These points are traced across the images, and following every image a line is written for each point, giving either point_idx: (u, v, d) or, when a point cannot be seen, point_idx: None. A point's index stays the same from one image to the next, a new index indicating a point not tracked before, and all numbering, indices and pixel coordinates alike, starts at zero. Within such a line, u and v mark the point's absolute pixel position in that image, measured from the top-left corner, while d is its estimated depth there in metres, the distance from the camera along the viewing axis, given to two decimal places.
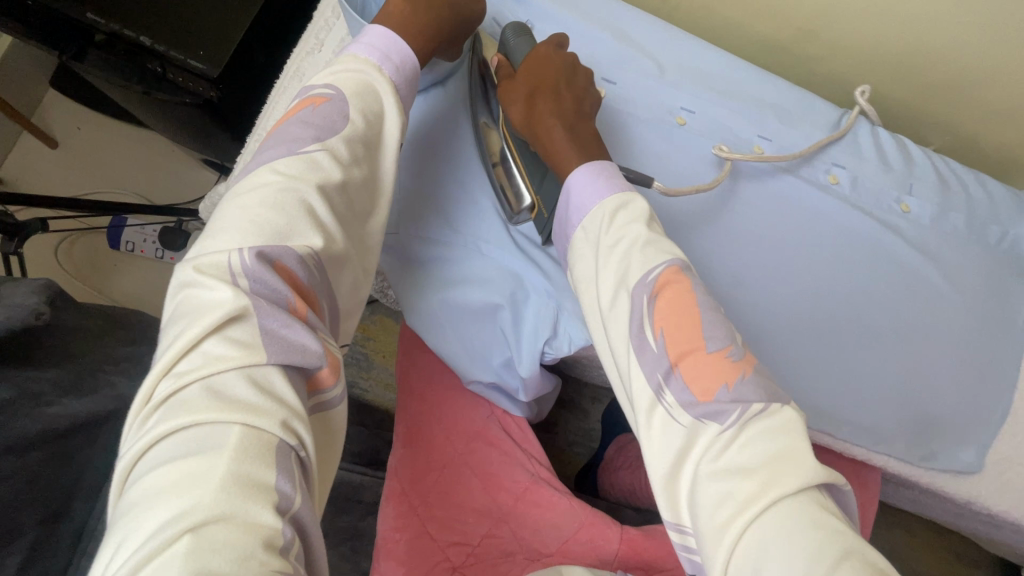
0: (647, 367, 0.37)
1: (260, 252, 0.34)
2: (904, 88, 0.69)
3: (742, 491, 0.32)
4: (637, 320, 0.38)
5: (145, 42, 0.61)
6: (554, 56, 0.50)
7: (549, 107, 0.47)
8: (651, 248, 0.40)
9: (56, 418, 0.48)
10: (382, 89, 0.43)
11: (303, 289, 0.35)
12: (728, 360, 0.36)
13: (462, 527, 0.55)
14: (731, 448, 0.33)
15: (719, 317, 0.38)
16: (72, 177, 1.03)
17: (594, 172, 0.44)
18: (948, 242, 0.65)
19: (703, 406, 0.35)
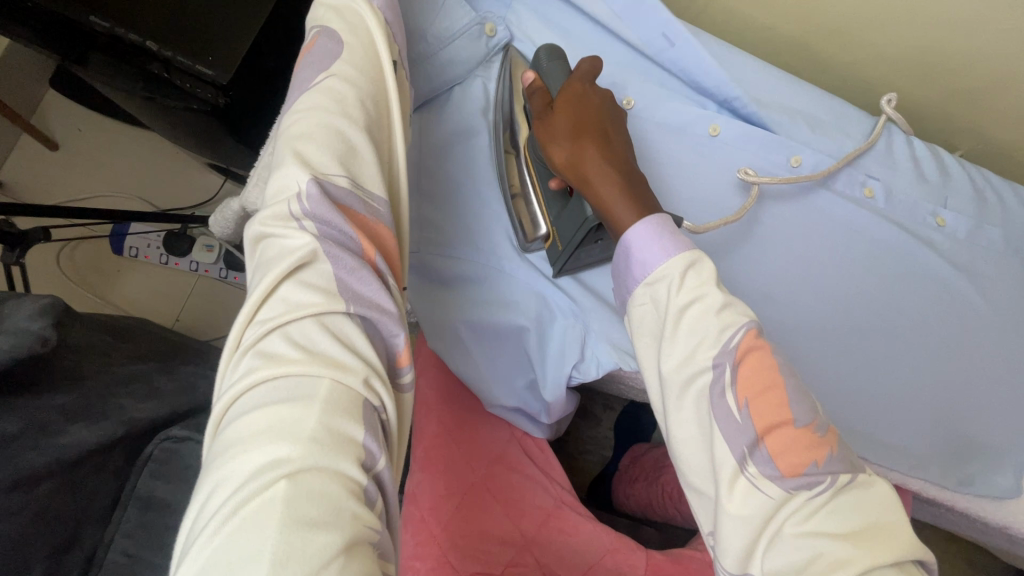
0: (728, 437, 0.34)
1: (324, 188, 0.31)
2: (941, 95, 0.66)
3: (833, 558, 0.31)
4: (717, 387, 0.36)
5: (150, 47, 0.58)
6: (595, 98, 0.45)
7: (590, 152, 0.43)
8: (726, 312, 0.37)
9: (67, 448, 0.46)
10: (366, 13, 0.39)
11: (365, 224, 0.32)
12: (816, 435, 0.34)
13: (485, 556, 0.52)
14: (820, 513, 0.32)
15: (801, 387, 0.36)
16: (73, 181, 1.00)
17: (657, 229, 0.40)
18: (986, 258, 0.62)
19: (790, 480, 0.33)
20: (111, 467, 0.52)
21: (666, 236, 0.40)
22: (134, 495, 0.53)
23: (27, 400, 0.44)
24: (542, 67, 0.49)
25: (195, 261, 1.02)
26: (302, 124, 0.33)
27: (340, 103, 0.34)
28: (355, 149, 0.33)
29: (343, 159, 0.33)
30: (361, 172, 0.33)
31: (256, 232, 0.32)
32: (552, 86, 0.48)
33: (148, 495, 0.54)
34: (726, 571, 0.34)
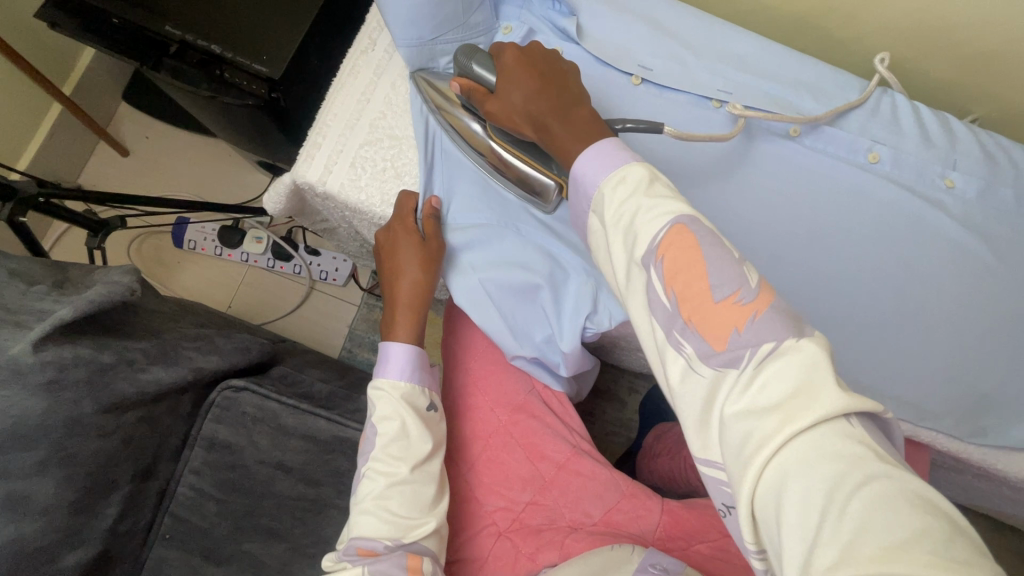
0: (661, 325, 0.36)
1: (350, 546, 0.49)
2: (947, 61, 0.68)
3: (761, 428, 0.29)
4: (650, 283, 0.37)
5: (215, 50, 0.67)
6: (525, 51, 0.50)
7: (531, 99, 0.48)
8: (655, 211, 0.37)
9: (150, 383, 0.53)
10: (403, 413, 0.53)
11: (391, 548, 0.49)
12: (738, 306, 0.33)
13: (508, 493, 0.57)
14: (754, 388, 0.31)
15: (732, 257, 0.35)
16: (141, 183, 1.13)
17: (596, 152, 0.42)
18: (998, 218, 0.63)
19: (719, 357, 0.33)
20: (181, 410, 0.59)
21: (605, 159, 0.42)
22: (200, 436, 0.60)
23: (120, 341, 0.52)
24: (464, 67, 0.53)
25: (245, 252, 1.12)
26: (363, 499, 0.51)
27: (375, 478, 0.51)
28: (385, 519, 0.50)
29: (386, 518, 0.50)
30: (392, 526, 0.49)
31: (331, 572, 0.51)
32: (483, 78, 0.51)
33: (212, 436, 0.60)
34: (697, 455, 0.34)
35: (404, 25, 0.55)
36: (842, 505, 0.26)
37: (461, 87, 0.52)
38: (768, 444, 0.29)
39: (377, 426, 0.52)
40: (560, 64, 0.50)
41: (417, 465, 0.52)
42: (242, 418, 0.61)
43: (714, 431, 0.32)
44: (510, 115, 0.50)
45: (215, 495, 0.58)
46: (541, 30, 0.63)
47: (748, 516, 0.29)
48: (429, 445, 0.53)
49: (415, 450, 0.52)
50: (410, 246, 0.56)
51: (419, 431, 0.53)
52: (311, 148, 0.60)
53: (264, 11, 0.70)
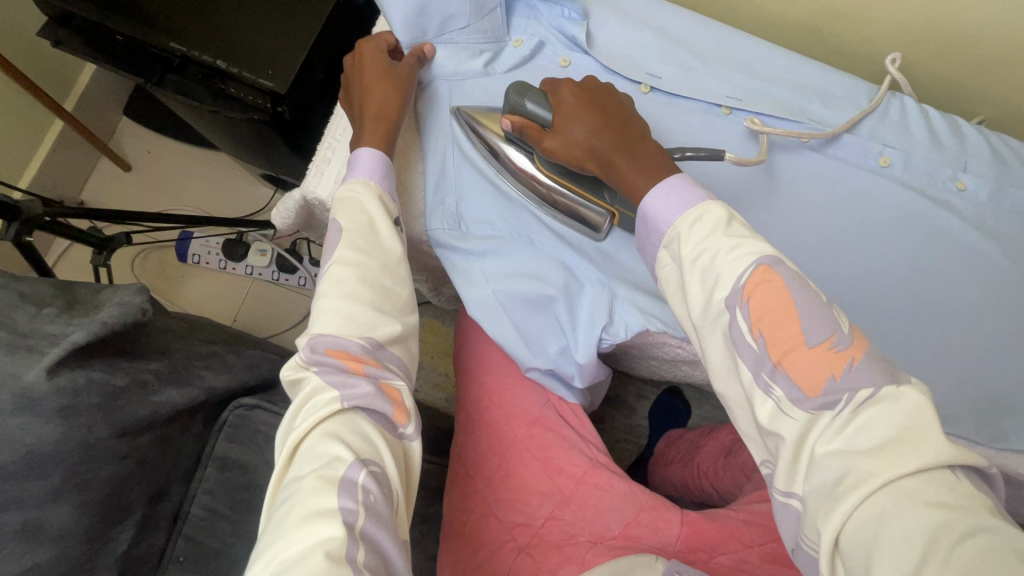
0: (749, 366, 0.38)
1: (316, 344, 0.46)
2: (954, 63, 0.68)
3: (859, 469, 0.32)
4: (735, 325, 0.38)
5: (220, 66, 0.67)
6: (580, 87, 0.51)
7: (593, 134, 0.48)
8: (735, 252, 0.39)
9: (162, 404, 0.52)
10: (374, 207, 0.52)
11: (367, 354, 0.46)
12: (834, 352, 0.35)
13: (526, 508, 0.56)
14: (848, 430, 0.33)
15: (821, 304, 0.37)
16: (144, 197, 1.12)
17: (668, 189, 0.44)
18: (1010, 220, 0.63)
19: (814, 401, 0.35)
20: (193, 431, 0.58)
21: (673, 199, 0.43)
22: (212, 456, 0.59)
23: (131, 363, 0.51)
24: (515, 105, 0.52)
25: (249, 265, 1.11)
26: (326, 310, 0.47)
27: (344, 273, 0.48)
28: (358, 324, 0.46)
29: (356, 316, 0.47)
30: (362, 323, 0.47)
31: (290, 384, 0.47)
32: (534, 114, 0.51)
33: (225, 456, 0.59)
34: (775, 486, 0.36)
35: (415, 18, 0.57)
36: (946, 549, 0.28)
37: (512, 124, 0.52)
38: (864, 485, 0.31)
39: (343, 223, 0.50)
40: (617, 98, 0.51)
41: (386, 263, 0.50)
42: (255, 437, 0.61)
43: (802, 469, 0.35)
44: (571, 151, 0.50)
45: (228, 515, 0.57)
46: (551, 41, 0.62)
47: (831, 546, 0.32)
48: (399, 247, 0.52)
49: (385, 252, 0.51)
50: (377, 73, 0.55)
51: (389, 230, 0.52)
52: (320, 162, 0.59)
53: (268, 25, 0.69)
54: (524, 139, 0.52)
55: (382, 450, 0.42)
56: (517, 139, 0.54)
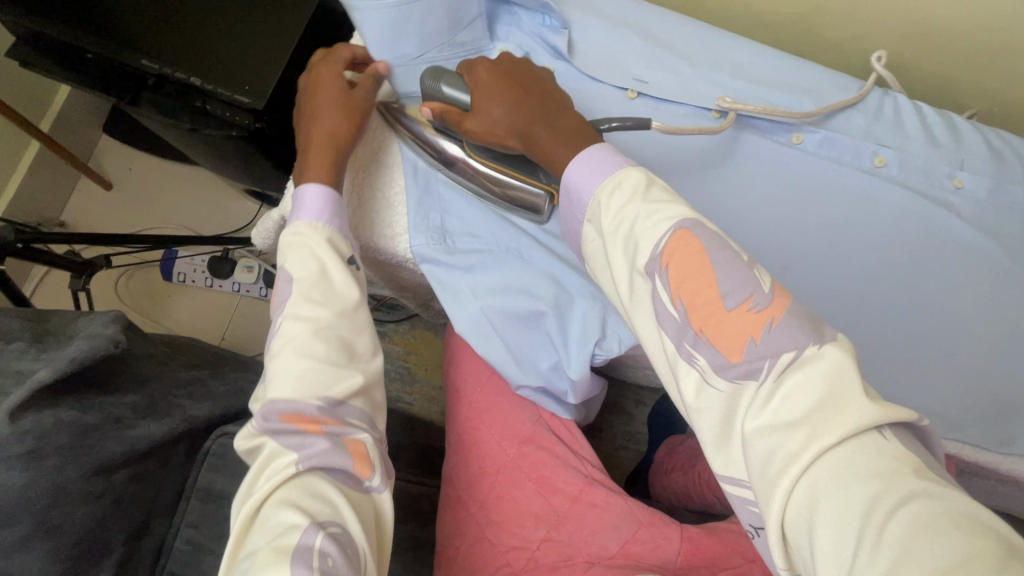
0: (671, 337, 0.37)
1: (269, 407, 0.44)
2: (947, 57, 0.66)
3: (791, 445, 0.30)
4: (656, 294, 0.38)
5: (194, 82, 0.65)
6: (496, 65, 0.50)
7: (514, 111, 0.47)
8: (653, 219, 0.39)
9: (138, 439, 0.50)
10: (325, 254, 0.48)
11: (324, 411, 0.44)
12: (753, 312, 0.34)
13: (521, 531, 0.55)
14: (774, 401, 0.32)
15: (739, 264, 0.36)
16: (126, 216, 1.10)
17: (588, 160, 0.44)
18: (1010, 216, 0.62)
19: (735, 368, 0.34)
20: (175, 462, 0.56)
21: (597, 167, 0.43)
22: (195, 487, 0.57)
23: (104, 398, 0.49)
24: (432, 90, 0.50)
25: (236, 282, 1.09)
26: (278, 369, 0.45)
27: (294, 329, 0.46)
28: (312, 379, 0.44)
29: (308, 373, 0.44)
30: (318, 380, 0.44)
31: (249, 450, 0.46)
32: (453, 99, 0.50)
33: (209, 487, 0.57)
34: (723, 474, 0.35)
35: (392, 46, 0.54)
36: (879, 527, 0.27)
37: (433, 111, 0.50)
38: (795, 462, 0.30)
39: (293, 273, 0.47)
40: (538, 73, 0.50)
41: (342, 313, 0.47)
42: (239, 466, 0.58)
43: (737, 449, 0.33)
44: (493, 130, 0.48)
45: (212, 548, 0.55)
46: (534, 50, 0.60)
47: (779, 539, 0.30)
48: (355, 295, 0.48)
49: (338, 301, 0.47)
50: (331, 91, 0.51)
51: (344, 276, 0.48)
52: None
53: (243, 38, 0.67)
54: (448, 125, 0.51)
55: (341, 509, 0.40)
56: (443, 127, 0.52)
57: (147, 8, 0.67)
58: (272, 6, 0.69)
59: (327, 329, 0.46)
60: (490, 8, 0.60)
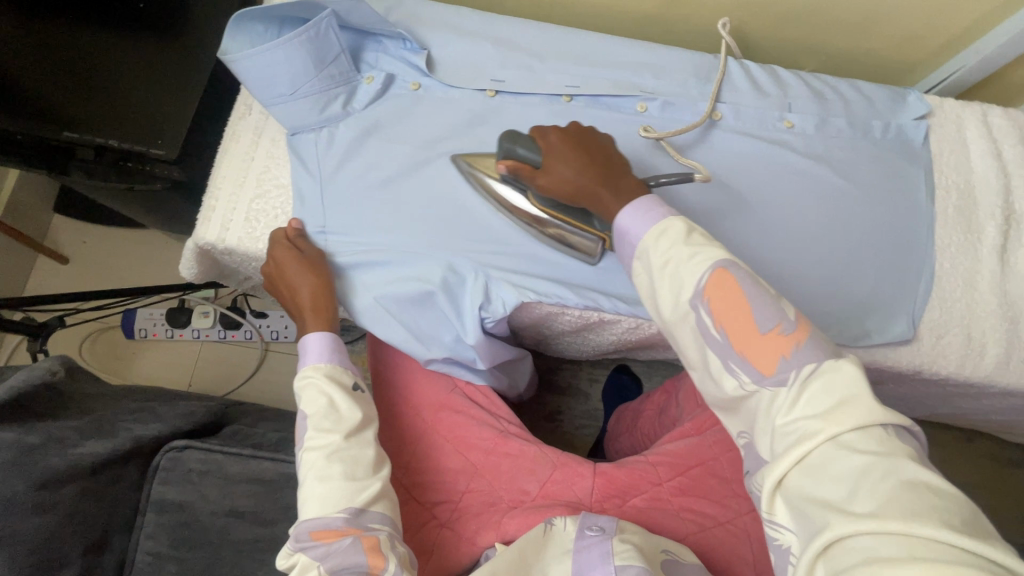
0: (716, 354, 0.42)
1: (298, 532, 0.49)
2: (764, 19, 0.76)
3: (807, 428, 0.37)
4: (700, 322, 0.43)
5: (113, 143, 0.73)
6: (565, 131, 0.56)
7: (581, 170, 0.53)
8: (696, 258, 0.44)
9: (82, 455, 0.56)
10: (328, 386, 0.54)
11: (347, 523, 0.48)
12: (782, 336, 0.41)
13: (445, 487, 0.61)
14: (799, 401, 0.38)
15: (770, 298, 0.42)
16: (85, 285, 1.16)
17: (642, 207, 0.49)
18: (838, 144, 0.70)
19: (770, 379, 0.40)
20: (127, 480, 0.61)
21: (649, 214, 0.48)
22: (150, 501, 0.62)
23: (48, 423, 0.55)
24: (508, 150, 0.55)
25: (195, 329, 1.15)
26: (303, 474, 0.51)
27: (311, 447, 0.51)
28: (330, 472, 0.50)
29: (330, 493, 0.49)
30: (335, 498, 0.49)
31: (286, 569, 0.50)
32: (527, 158, 0.54)
33: (162, 498, 0.62)
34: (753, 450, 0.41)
35: (264, 88, 0.62)
36: (872, 483, 0.34)
37: (507, 168, 0.56)
38: (813, 437, 0.37)
39: (304, 411, 0.53)
40: (602, 139, 0.56)
41: (350, 433, 0.52)
42: (188, 475, 0.64)
43: (765, 431, 0.40)
44: (561, 187, 0.54)
45: (172, 555, 0.60)
46: (400, 70, 0.68)
47: (777, 483, 0.38)
48: (359, 416, 0.53)
49: (342, 413, 0.53)
50: (294, 264, 0.59)
51: (346, 401, 0.53)
52: (208, 212, 0.65)
53: (152, 99, 0.76)
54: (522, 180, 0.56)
55: None
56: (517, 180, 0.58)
57: (64, 86, 0.75)
58: (174, 68, 0.77)
59: (340, 451, 0.51)
60: (355, 41, 0.68)
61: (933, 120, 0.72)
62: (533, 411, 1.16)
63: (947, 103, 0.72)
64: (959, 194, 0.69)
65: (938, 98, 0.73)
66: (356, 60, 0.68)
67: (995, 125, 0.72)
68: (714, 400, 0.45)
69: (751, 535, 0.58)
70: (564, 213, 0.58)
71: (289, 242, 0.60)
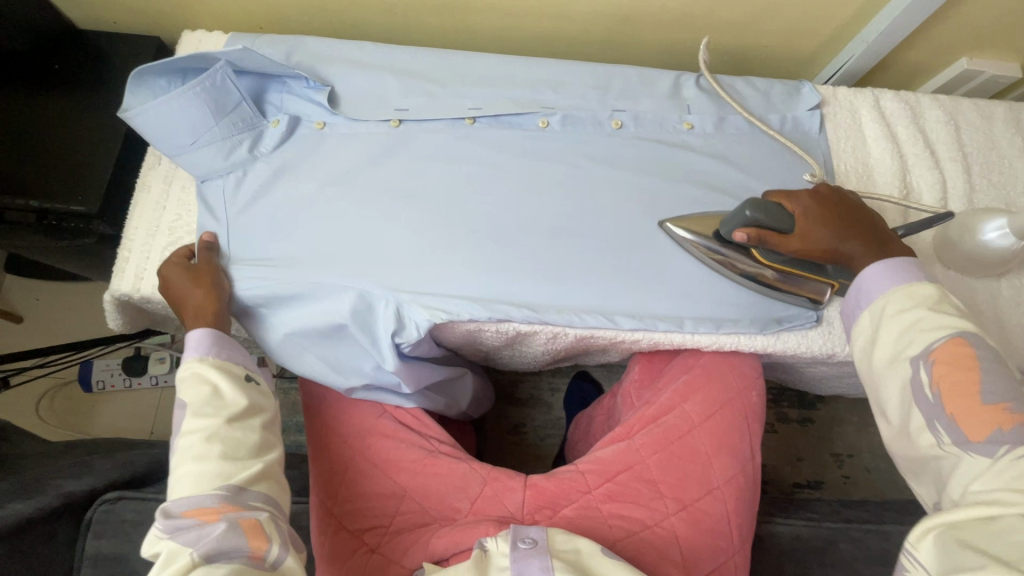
0: (925, 412, 0.50)
1: (168, 514, 0.48)
2: (660, 25, 0.79)
3: (1003, 497, 0.44)
4: (917, 378, 0.51)
5: (33, 203, 0.74)
6: (819, 196, 0.61)
7: (844, 236, 0.59)
8: (933, 324, 0.52)
9: (6, 517, 0.57)
10: (214, 375, 0.55)
11: (223, 502, 0.48)
12: (1004, 412, 0.47)
13: (376, 514, 0.61)
14: (1005, 473, 0.45)
15: (1003, 374, 0.49)
16: (40, 341, 1.17)
17: (891, 270, 0.57)
18: (738, 141, 0.72)
19: (974, 444, 0.47)
20: (61, 537, 0.62)
21: (890, 277, 0.57)
22: (85, 556, 0.62)
23: None
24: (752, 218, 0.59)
25: (153, 375, 1.15)
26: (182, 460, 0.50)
27: (190, 431, 0.52)
28: (208, 454, 0.50)
29: (209, 476, 0.49)
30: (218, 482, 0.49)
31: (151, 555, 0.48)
32: (773, 227, 0.59)
33: (96, 553, 0.62)
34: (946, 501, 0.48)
35: (167, 140, 0.64)
36: None
37: (751, 235, 0.59)
38: (1005, 508, 0.43)
39: (187, 398, 0.54)
40: (849, 199, 0.62)
41: (234, 418, 0.53)
42: (122, 526, 0.64)
43: (958, 490, 0.47)
44: (810, 249, 0.60)
45: None
46: (304, 108, 0.70)
47: (945, 523, 0.45)
48: (244, 402, 0.54)
49: (227, 401, 0.54)
50: (181, 278, 0.61)
51: (232, 387, 0.54)
52: (124, 264, 0.66)
53: (71, 157, 0.77)
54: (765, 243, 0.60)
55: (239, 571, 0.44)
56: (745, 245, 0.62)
57: None
58: (92, 125, 0.79)
59: (219, 434, 0.52)
60: (258, 86, 0.70)
61: (827, 108, 0.74)
62: (497, 426, 1.17)
63: (839, 92, 0.75)
64: (858, 178, 0.71)
65: (831, 88, 0.75)
66: (260, 104, 0.70)
67: (887, 109, 0.74)
68: (904, 450, 0.53)
69: (677, 537, 0.58)
70: (798, 267, 0.64)
71: (182, 260, 0.62)
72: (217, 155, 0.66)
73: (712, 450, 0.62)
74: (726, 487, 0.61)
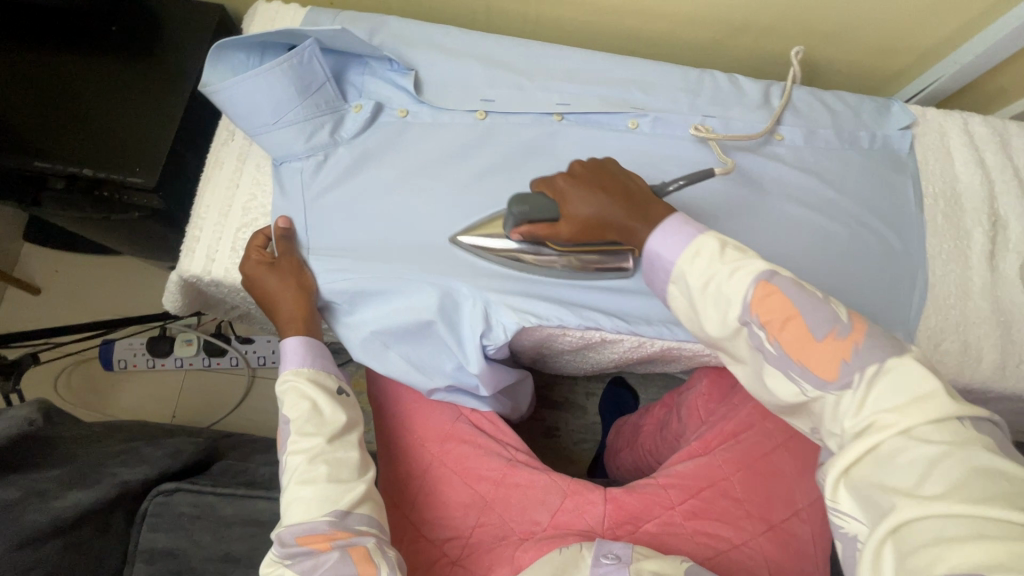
0: (776, 366, 0.42)
1: (282, 541, 0.48)
2: (748, 32, 0.77)
3: (879, 423, 0.38)
4: (754, 335, 0.43)
5: (87, 172, 0.70)
6: (573, 173, 0.55)
7: (611, 205, 0.52)
8: (738, 273, 0.44)
9: (65, 508, 0.53)
10: (313, 390, 0.53)
11: (333, 526, 0.48)
12: (839, 341, 0.40)
13: (454, 522, 0.59)
14: (865, 405, 0.38)
15: (821, 304, 0.42)
16: (59, 315, 1.12)
17: (673, 229, 0.48)
18: (826, 155, 0.71)
19: (833, 384, 0.40)
20: (115, 529, 0.59)
21: (674, 236, 0.48)
22: (139, 550, 0.59)
23: (25, 475, 0.53)
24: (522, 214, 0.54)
25: (178, 357, 1.11)
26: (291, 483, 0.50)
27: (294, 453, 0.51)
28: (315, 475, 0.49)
29: (317, 496, 0.49)
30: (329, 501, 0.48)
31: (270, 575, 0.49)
32: (539, 216, 0.54)
33: (152, 547, 0.59)
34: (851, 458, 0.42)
35: (247, 117, 0.60)
36: (949, 473, 0.34)
37: (524, 235, 0.55)
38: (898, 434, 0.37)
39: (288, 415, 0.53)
40: (622, 173, 0.55)
41: (335, 436, 0.52)
42: (179, 520, 0.60)
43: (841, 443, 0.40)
44: (582, 229, 0.54)
45: None
46: (387, 93, 0.67)
47: (841, 473, 0.38)
48: (343, 418, 0.53)
49: (325, 418, 0.52)
50: (267, 274, 0.58)
51: (330, 404, 0.53)
52: (192, 245, 0.62)
53: (128, 125, 0.73)
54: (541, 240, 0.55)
55: None
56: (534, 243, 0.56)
57: (34, 113, 0.72)
58: (150, 92, 0.75)
59: (321, 454, 0.51)
60: (340, 66, 0.66)
61: (917, 129, 0.73)
62: (531, 428, 1.15)
63: (929, 112, 0.74)
64: (946, 201, 0.70)
65: (921, 108, 0.74)
66: (341, 86, 0.66)
67: (976, 133, 0.74)
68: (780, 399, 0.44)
69: (768, 559, 0.57)
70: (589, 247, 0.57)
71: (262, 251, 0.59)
72: (298, 138, 0.62)
73: (796, 471, 0.62)
74: (810, 509, 0.61)
